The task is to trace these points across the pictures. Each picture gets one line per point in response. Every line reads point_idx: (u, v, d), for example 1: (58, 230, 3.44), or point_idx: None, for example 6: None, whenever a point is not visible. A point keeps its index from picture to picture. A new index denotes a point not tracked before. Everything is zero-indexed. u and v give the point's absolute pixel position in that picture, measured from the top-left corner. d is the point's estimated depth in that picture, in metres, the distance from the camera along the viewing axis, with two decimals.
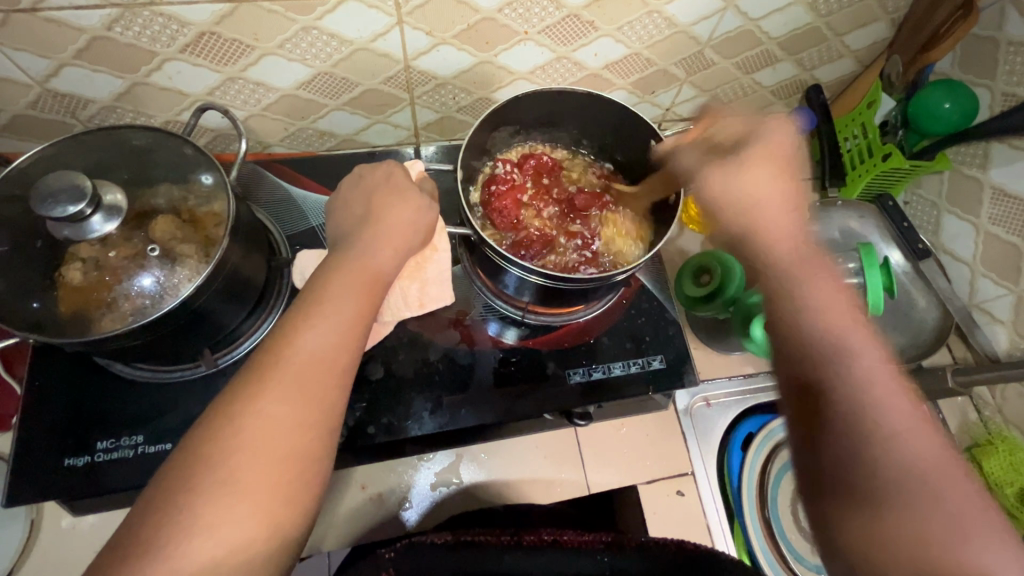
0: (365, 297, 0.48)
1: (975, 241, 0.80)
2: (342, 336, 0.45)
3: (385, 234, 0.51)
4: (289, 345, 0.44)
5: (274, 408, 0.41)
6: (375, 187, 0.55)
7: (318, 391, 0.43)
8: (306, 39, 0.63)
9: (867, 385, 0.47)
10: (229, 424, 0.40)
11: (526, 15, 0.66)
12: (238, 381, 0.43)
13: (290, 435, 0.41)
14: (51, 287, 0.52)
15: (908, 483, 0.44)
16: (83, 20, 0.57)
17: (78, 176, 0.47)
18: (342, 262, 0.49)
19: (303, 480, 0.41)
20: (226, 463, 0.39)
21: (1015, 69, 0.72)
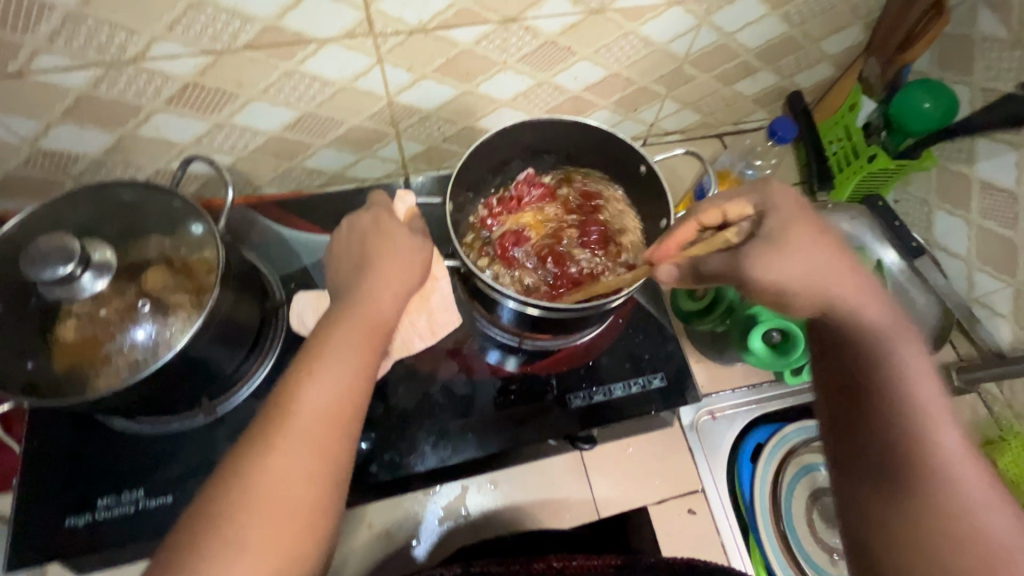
0: (370, 345, 0.48)
1: (969, 236, 0.80)
2: (347, 387, 0.45)
3: (385, 276, 0.51)
4: (294, 398, 0.44)
5: (282, 462, 0.41)
6: (367, 230, 0.55)
7: (322, 444, 0.43)
8: (289, 83, 0.64)
9: (918, 390, 0.46)
10: (236, 481, 0.40)
11: (504, 45, 0.67)
12: (246, 437, 0.43)
13: (295, 490, 0.41)
14: (44, 347, 0.51)
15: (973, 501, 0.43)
16: (69, 81, 0.58)
17: (67, 238, 0.48)
18: (342, 310, 0.49)
19: (310, 535, 0.41)
20: (233, 521, 0.39)
21: (992, 64, 0.73)
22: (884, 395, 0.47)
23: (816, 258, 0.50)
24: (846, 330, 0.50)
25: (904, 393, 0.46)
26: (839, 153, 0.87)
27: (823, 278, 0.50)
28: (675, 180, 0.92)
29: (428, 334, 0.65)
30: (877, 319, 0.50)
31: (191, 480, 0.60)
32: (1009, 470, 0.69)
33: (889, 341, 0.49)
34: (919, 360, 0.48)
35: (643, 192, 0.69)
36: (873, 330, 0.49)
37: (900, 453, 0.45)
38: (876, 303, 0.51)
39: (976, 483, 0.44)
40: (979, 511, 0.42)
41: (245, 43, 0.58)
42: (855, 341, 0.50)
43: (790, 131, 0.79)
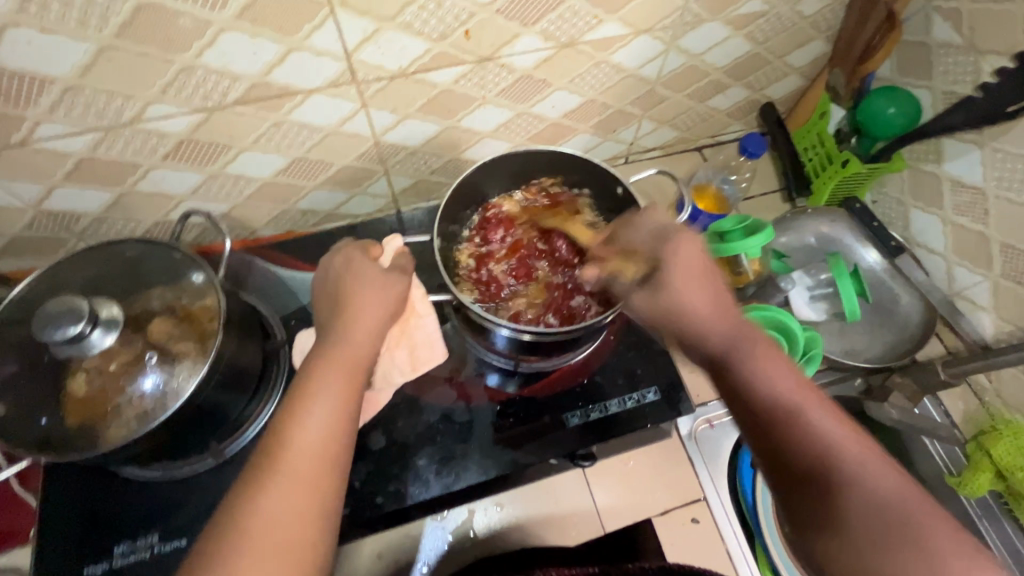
0: (353, 385, 0.50)
1: (944, 232, 0.82)
2: (330, 425, 0.47)
3: (359, 315, 0.53)
4: (284, 439, 0.46)
5: (273, 500, 0.43)
6: (343, 271, 0.57)
7: (311, 482, 0.45)
8: (279, 132, 0.67)
9: (780, 388, 0.48)
10: (231, 524, 0.42)
11: (481, 82, 0.70)
12: (241, 480, 0.45)
13: (285, 527, 0.43)
14: (57, 403, 0.54)
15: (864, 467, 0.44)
16: (69, 146, 0.60)
17: (75, 299, 0.50)
18: (325, 353, 0.51)
19: (303, 569, 0.43)
20: (228, 559, 0.41)
21: (950, 68, 0.76)
22: (758, 403, 0.48)
23: (689, 280, 0.54)
24: (707, 343, 0.53)
25: (769, 396, 0.48)
26: (815, 159, 0.90)
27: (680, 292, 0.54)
28: (657, 196, 0.95)
29: (408, 366, 0.66)
30: (723, 329, 0.52)
31: (203, 522, 0.61)
32: (1002, 459, 0.70)
33: (732, 350, 0.51)
34: (766, 355, 0.50)
35: (623, 213, 0.71)
36: (722, 341, 0.52)
37: (790, 454, 0.46)
38: (716, 318, 0.53)
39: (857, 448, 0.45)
40: (873, 478, 0.43)
41: (234, 99, 0.61)
42: (716, 349, 0.52)
43: (761, 147, 0.82)
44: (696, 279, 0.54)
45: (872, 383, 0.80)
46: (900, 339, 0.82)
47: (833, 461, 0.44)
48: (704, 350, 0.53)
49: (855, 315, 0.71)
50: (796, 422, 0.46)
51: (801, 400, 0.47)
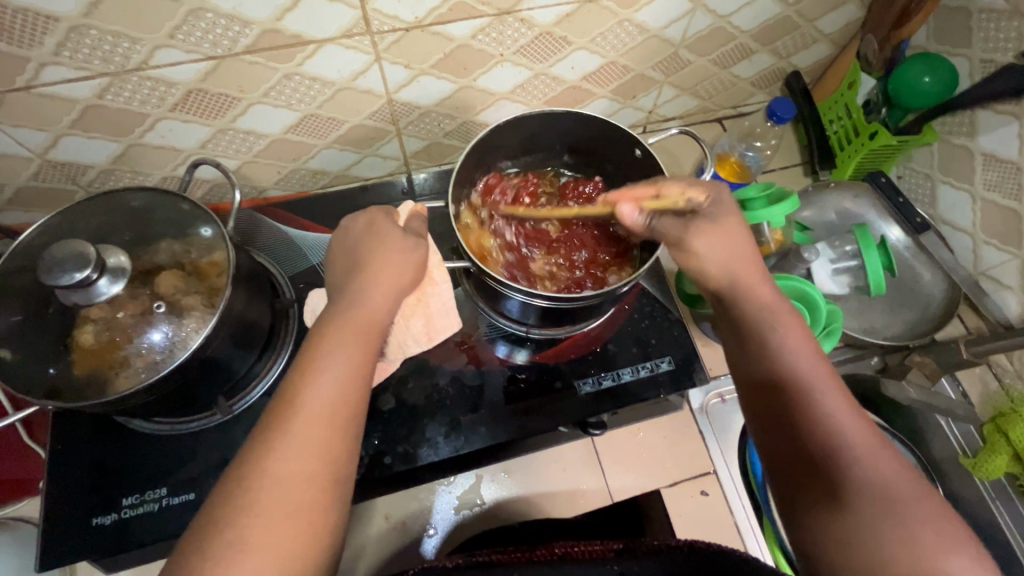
0: (363, 351, 0.49)
1: (974, 209, 0.79)
2: (340, 391, 0.46)
3: (369, 285, 0.51)
4: (294, 405, 0.45)
5: (282, 464, 0.42)
6: (362, 232, 0.55)
7: (321, 447, 0.44)
8: (289, 85, 0.65)
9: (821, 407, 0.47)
10: (240, 485, 0.42)
11: (499, 38, 0.67)
12: (252, 441, 0.44)
13: (294, 492, 0.42)
14: (65, 351, 0.53)
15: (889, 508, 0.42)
16: (76, 92, 0.59)
17: (82, 244, 0.49)
18: (334, 319, 0.50)
19: (313, 534, 0.42)
20: (236, 521, 0.40)
21: (990, 35, 0.72)
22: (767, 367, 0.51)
23: (738, 239, 0.56)
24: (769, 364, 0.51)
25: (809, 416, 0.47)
26: (839, 132, 0.87)
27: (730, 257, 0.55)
28: (674, 166, 0.92)
29: (425, 337, 0.63)
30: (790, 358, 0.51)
31: (211, 477, 0.61)
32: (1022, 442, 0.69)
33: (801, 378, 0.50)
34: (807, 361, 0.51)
35: (644, 177, 0.69)
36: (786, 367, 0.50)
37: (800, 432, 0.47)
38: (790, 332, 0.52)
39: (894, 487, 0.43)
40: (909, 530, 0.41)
41: (245, 47, 0.59)
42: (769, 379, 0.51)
43: (789, 112, 0.80)
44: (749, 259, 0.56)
45: (890, 362, 0.79)
46: (919, 318, 0.80)
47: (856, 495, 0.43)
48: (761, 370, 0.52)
49: (882, 287, 0.69)
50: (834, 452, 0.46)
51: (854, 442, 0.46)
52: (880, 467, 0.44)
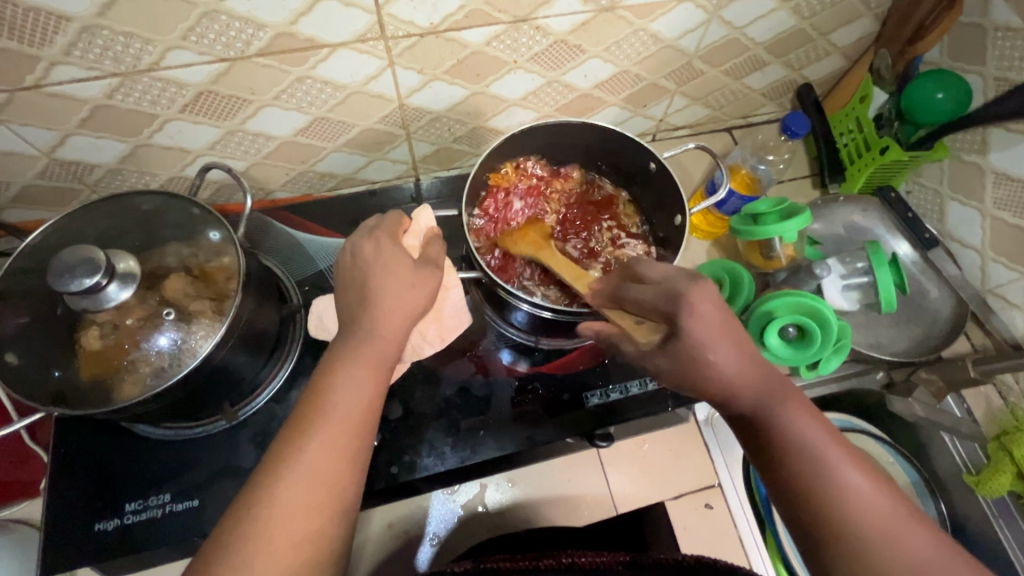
0: (378, 377, 0.48)
1: (983, 227, 0.79)
2: (352, 421, 0.45)
3: (385, 311, 0.50)
4: (308, 429, 0.44)
5: (290, 493, 0.42)
6: (369, 257, 0.53)
7: (331, 476, 0.43)
8: (301, 88, 0.64)
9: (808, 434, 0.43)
10: (249, 510, 0.41)
11: (514, 45, 0.67)
12: (261, 464, 0.44)
13: (302, 522, 0.41)
14: (71, 356, 0.52)
15: (891, 528, 0.40)
16: (85, 92, 0.58)
17: (92, 249, 0.49)
18: (353, 343, 0.49)
19: (319, 566, 0.42)
20: (243, 550, 0.40)
21: (1005, 53, 0.72)
22: (743, 404, 0.45)
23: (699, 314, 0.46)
24: (728, 399, 0.46)
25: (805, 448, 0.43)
26: (850, 145, 0.87)
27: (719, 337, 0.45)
28: (683, 175, 0.92)
29: (435, 338, 0.65)
30: (750, 386, 0.45)
31: (215, 483, 0.61)
32: None
33: (768, 407, 0.45)
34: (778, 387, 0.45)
35: (657, 189, 0.69)
36: (752, 399, 0.45)
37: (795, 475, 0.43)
38: (752, 359, 0.46)
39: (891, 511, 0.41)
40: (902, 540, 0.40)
41: (258, 50, 0.58)
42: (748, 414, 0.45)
43: (804, 126, 0.80)
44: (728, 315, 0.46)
45: (895, 378, 0.80)
46: (926, 333, 0.80)
47: (862, 525, 0.40)
48: (729, 408, 0.47)
49: (891, 304, 0.68)
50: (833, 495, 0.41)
51: (847, 472, 0.42)
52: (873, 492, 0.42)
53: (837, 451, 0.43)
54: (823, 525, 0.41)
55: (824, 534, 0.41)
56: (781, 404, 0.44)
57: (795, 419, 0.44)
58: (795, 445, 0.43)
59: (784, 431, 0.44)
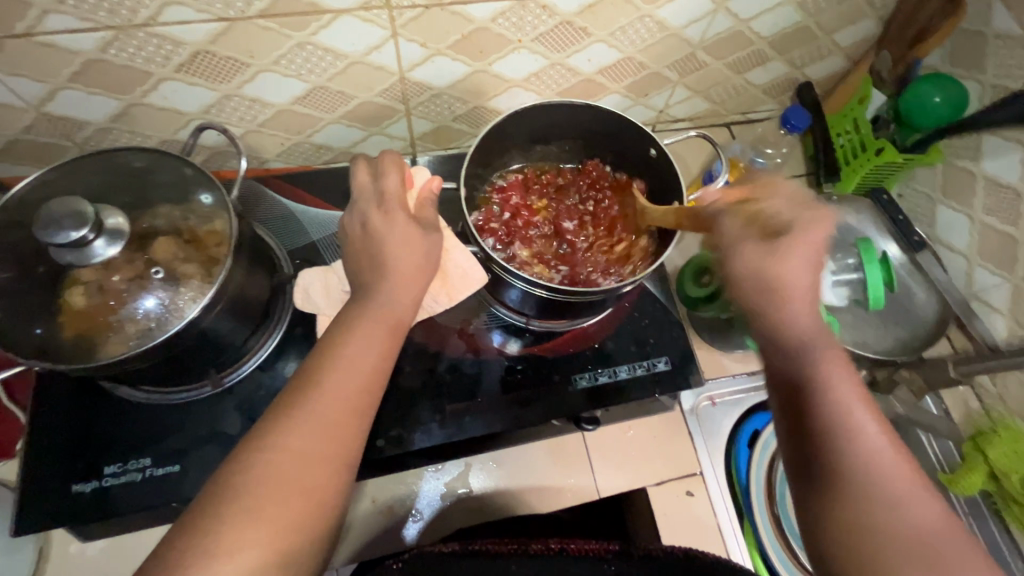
0: (386, 342, 0.48)
1: (970, 232, 0.81)
2: (363, 379, 0.45)
3: (399, 275, 0.51)
4: (312, 387, 0.44)
5: (299, 444, 0.42)
6: (378, 226, 0.52)
7: (340, 426, 0.43)
8: (302, 54, 0.63)
9: (838, 399, 0.46)
10: (251, 458, 0.41)
11: (519, 23, 0.66)
12: (267, 416, 0.44)
13: (306, 473, 0.41)
14: (54, 312, 0.51)
15: (897, 489, 0.44)
16: (78, 44, 0.57)
17: (80, 202, 0.47)
18: (361, 308, 0.49)
19: (320, 514, 0.41)
20: (250, 494, 0.39)
21: (1003, 61, 0.73)
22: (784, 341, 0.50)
23: (800, 266, 0.50)
24: (783, 349, 0.49)
25: (834, 411, 0.46)
26: (846, 146, 0.87)
27: (782, 278, 0.50)
28: (681, 167, 0.92)
29: (443, 295, 0.64)
30: (801, 330, 0.49)
31: (198, 450, 0.60)
32: (999, 463, 0.70)
33: (813, 353, 0.48)
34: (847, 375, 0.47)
35: (657, 178, 0.69)
36: (796, 342, 0.49)
37: (818, 413, 0.46)
38: (813, 315, 0.50)
39: (908, 477, 0.44)
40: (905, 503, 0.43)
41: (258, 11, 0.57)
42: (785, 358, 0.49)
43: (803, 120, 0.80)
44: (810, 284, 0.50)
45: (878, 376, 0.79)
46: (910, 335, 0.81)
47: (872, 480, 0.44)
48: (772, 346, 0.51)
49: (879, 303, 0.70)
50: (853, 437, 0.45)
51: (864, 431, 0.45)
52: (877, 451, 0.45)
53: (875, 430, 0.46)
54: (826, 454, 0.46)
55: (822, 462, 0.46)
56: (818, 353, 0.48)
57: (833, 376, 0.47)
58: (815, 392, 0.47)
59: (811, 377, 0.47)
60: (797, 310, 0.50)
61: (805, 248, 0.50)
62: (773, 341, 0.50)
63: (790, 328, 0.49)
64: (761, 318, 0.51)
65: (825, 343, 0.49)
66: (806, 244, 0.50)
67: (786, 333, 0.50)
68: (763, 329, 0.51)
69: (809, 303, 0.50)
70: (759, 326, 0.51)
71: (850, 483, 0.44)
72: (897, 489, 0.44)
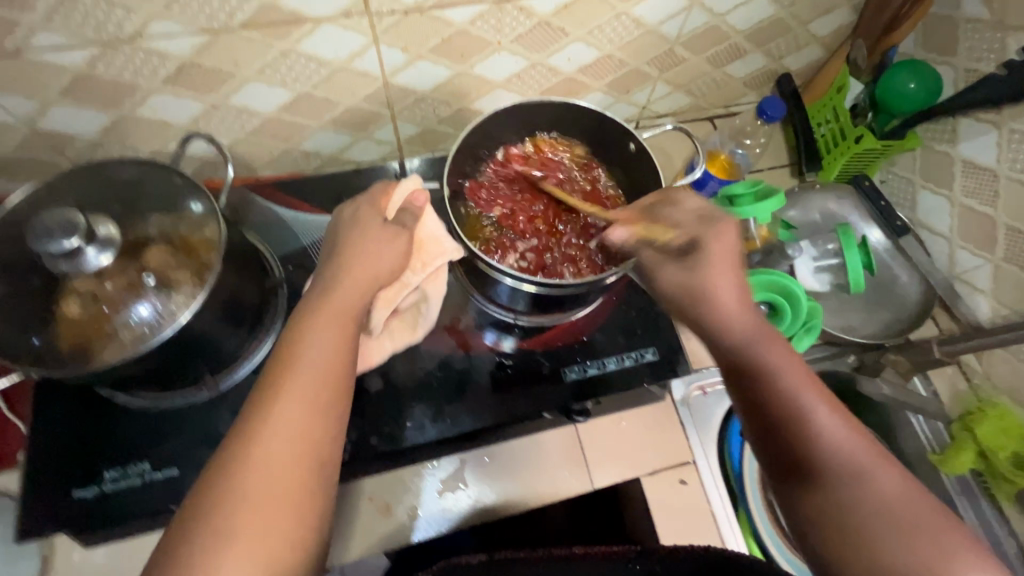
0: (344, 336, 0.49)
1: (951, 214, 0.82)
2: (325, 381, 0.46)
3: (356, 270, 0.53)
4: (277, 391, 0.45)
5: (273, 450, 0.43)
6: (348, 221, 0.57)
7: (308, 425, 0.44)
8: (286, 63, 0.64)
9: (790, 390, 0.51)
10: (226, 472, 0.42)
11: (498, 26, 0.68)
12: (236, 427, 0.44)
13: (279, 476, 0.42)
14: (50, 322, 0.52)
15: (860, 467, 0.48)
16: (67, 60, 0.58)
17: (72, 213, 0.49)
18: (317, 309, 0.50)
19: (302, 514, 0.42)
20: (228, 509, 0.40)
21: (974, 45, 0.75)
22: (732, 343, 0.55)
23: (723, 279, 0.56)
24: (728, 349, 0.55)
25: (788, 405, 0.50)
26: (827, 135, 0.89)
27: (711, 294, 0.56)
28: (665, 162, 0.93)
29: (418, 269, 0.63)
30: (742, 332, 0.55)
31: (196, 453, 0.61)
32: (986, 440, 0.71)
33: (756, 352, 0.53)
34: (793, 367, 0.52)
35: (637, 172, 0.70)
36: (742, 345, 0.54)
37: (771, 410, 0.51)
38: (742, 316, 0.55)
39: (863, 446, 0.49)
40: (870, 475, 0.47)
41: (242, 22, 0.58)
42: (734, 359, 0.54)
43: (778, 109, 0.82)
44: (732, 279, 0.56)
45: (865, 359, 0.81)
46: (896, 318, 0.82)
47: (835, 464, 0.48)
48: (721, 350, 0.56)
49: (860, 286, 0.72)
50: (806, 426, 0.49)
51: (819, 415, 0.50)
52: (834, 431, 0.49)
53: (828, 411, 0.50)
54: (790, 449, 0.50)
55: (788, 456, 0.50)
56: (761, 346, 0.53)
57: (781, 366, 0.52)
58: (765, 388, 0.52)
59: (763, 376, 0.52)
60: (726, 316, 0.55)
61: (721, 261, 0.56)
62: (723, 345, 0.55)
63: (735, 331, 0.55)
64: (708, 330, 0.56)
65: (767, 339, 0.54)
66: (720, 256, 0.57)
67: (737, 340, 0.54)
68: (711, 334, 0.56)
69: (740, 309, 0.56)
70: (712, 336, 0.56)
71: (817, 478, 0.48)
72: (854, 457, 0.48)
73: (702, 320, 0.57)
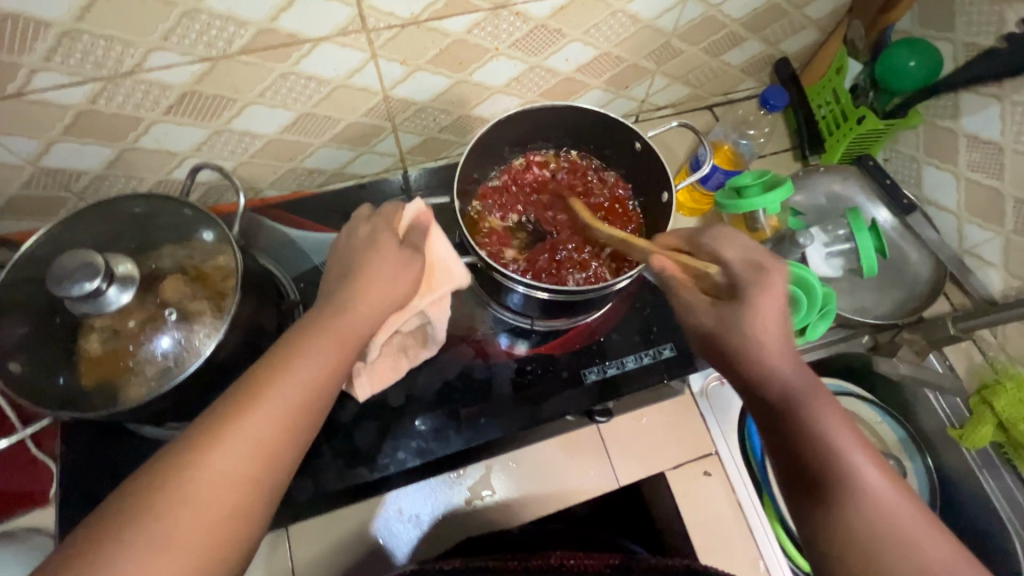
0: (337, 357, 0.49)
1: (957, 189, 0.82)
2: (303, 404, 0.46)
3: (370, 288, 0.52)
4: (251, 401, 0.44)
5: (228, 465, 0.42)
6: (367, 238, 0.55)
7: (271, 443, 0.44)
8: (286, 85, 0.64)
9: (831, 435, 0.47)
10: (172, 477, 0.40)
11: (495, 32, 0.67)
12: (194, 427, 0.43)
13: (224, 496, 0.41)
14: (74, 362, 0.53)
15: (894, 525, 0.45)
16: (68, 98, 0.58)
17: (89, 254, 0.49)
18: (320, 319, 0.50)
19: (235, 529, 0.42)
20: (167, 518, 0.39)
21: (973, 18, 0.74)
22: (775, 382, 0.50)
23: (767, 309, 0.51)
24: (766, 387, 0.51)
25: (826, 450, 0.47)
26: (828, 116, 0.89)
27: (762, 328, 0.51)
28: (668, 155, 0.93)
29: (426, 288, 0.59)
30: (791, 375, 0.50)
31: None
32: (1006, 412, 0.72)
33: (800, 396, 0.49)
34: (834, 413, 0.48)
35: (644, 170, 0.70)
36: (785, 387, 0.50)
37: (804, 452, 0.47)
38: (788, 357, 0.51)
39: (902, 506, 0.46)
40: (914, 538, 0.44)
41: (240, 48, 0.58)
42: (777, 399, 0.50)
43: (778, 96, 0.82)
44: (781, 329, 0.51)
45: (880, 339, 0.82)
46: (908, 296, 0.83)
47: (875, 517, 0.45)
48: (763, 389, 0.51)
49: (874, 269, 0.73)
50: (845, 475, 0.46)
51: (861, 468, 0.46)
52: (872, 481, 0.46)
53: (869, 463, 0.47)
54: (821, 490, 0.47)
55: (819, 496, 0.47)
56: (808, 395, 0.49)
57: (825, 415, 0.48)
58: (806, 431, 0.47)
59: (801, 417, 0.48)
60: (765, 347, 0.51)
61: (771, 297, 0.51)
62: (763, 387, 0.51)
63: (782, 374, 0.50)
64: (748, 361, 0.51)
65: (818, 392, 0.49)
66: (763, 295, 0.51)
67: (775, 375, 0.50)
68: (749, 372, 0.51)
69: (776, 344, 0.51)
70: (746, 367, 0.51)
71: (847, 522, 0.45)
72: (896, 517, 0.45)
73: (733, 343, 0.52)
